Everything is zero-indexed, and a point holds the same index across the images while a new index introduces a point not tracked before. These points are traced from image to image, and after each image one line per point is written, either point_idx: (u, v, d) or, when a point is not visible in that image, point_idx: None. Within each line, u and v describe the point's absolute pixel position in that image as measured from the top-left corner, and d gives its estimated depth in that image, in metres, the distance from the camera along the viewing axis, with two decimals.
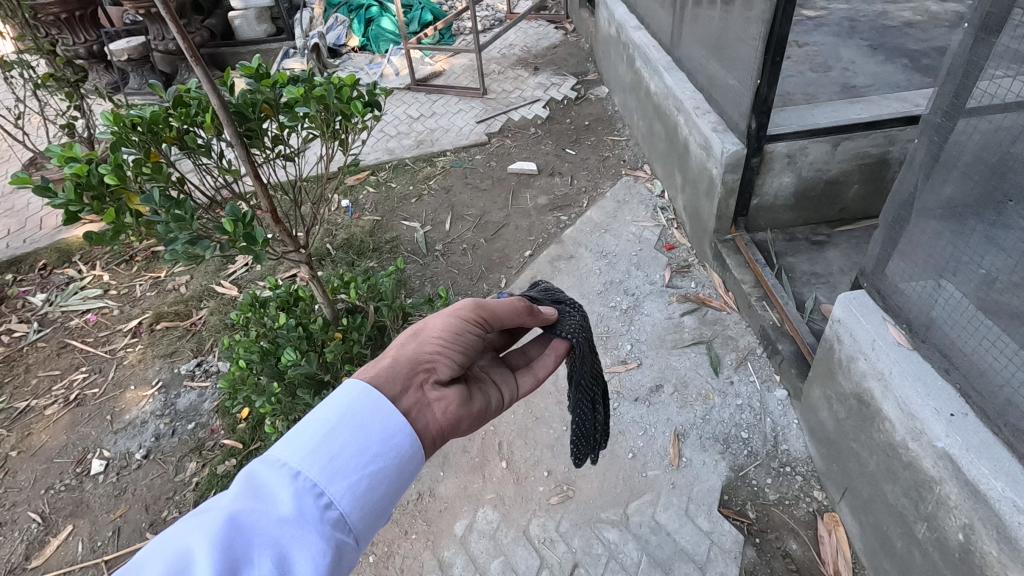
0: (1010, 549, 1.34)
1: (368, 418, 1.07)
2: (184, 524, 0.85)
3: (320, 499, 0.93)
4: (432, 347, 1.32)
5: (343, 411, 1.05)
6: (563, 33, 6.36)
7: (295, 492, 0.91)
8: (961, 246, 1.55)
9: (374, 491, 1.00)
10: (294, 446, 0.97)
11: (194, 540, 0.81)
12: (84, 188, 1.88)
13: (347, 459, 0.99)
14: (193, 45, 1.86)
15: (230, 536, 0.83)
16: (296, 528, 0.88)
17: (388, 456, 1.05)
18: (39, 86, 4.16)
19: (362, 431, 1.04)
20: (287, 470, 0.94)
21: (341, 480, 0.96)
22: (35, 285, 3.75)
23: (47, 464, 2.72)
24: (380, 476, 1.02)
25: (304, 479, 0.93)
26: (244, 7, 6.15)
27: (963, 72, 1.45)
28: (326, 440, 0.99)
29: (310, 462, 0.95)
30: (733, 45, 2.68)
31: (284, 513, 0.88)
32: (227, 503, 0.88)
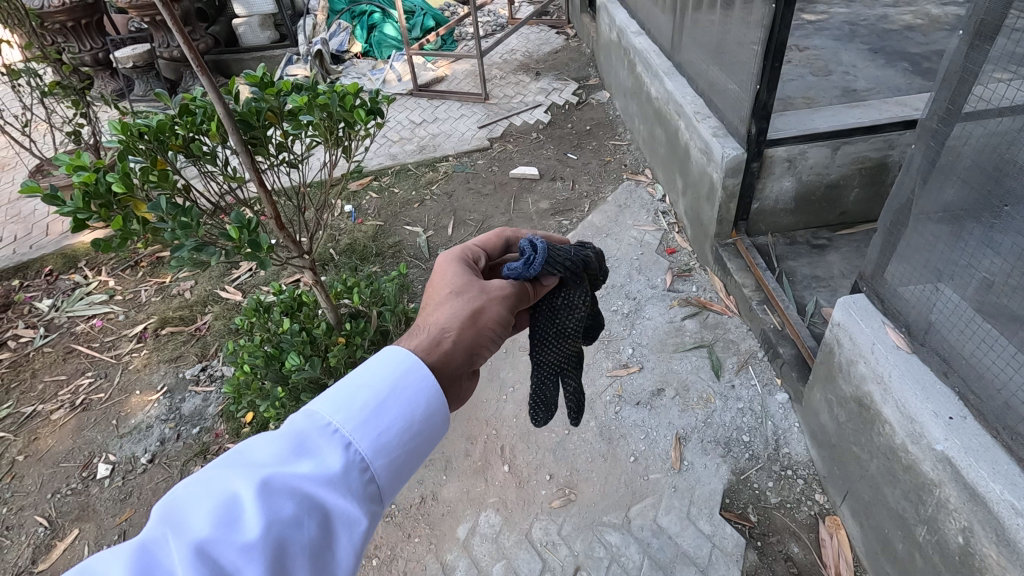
0: (1009, 551, 1.35)
1: (419, 390, 1.00)
2: (229, 471, 0.83)
3: (364, 472, 0.89)
4: (486, 334, 1.27)
5: (395, 381, 0.99)
6: (565, 38, 6.40)
7: (341, 461, 0.87)
8: (958, 250, 1.56)
9: (414, 467, 0.96)
10: (344, 411, 0.91)
11: (240, 492, 0.80)
12: (92, 196, 1.91)
13: (396, 435, 0.94)
14: (199, 54, 1.89)
15: (275, 496, 0.81)
16: (339, 497, 0.85)
17: (432, 432, 1.00)
18: (46, 94, 4.22)
19: (414, 406, 0.98)
20: (336, 435, 0.89)
21: (385, 455, 0.92)
22: (41, 290, 3.79)
23: (54, 468, 2.74)
24: (423, 453, 0.98)
25: (352, 450, 0.89)
26: (247, 14, 6.25)
27: (959, 78, 1.47)
28: (376, 412, 0.93)
29: (360, 433, 0.90)
30: (732, 50, 2.70)
31: (328, 481, 0.85)
32: (273, 459, 0.84)
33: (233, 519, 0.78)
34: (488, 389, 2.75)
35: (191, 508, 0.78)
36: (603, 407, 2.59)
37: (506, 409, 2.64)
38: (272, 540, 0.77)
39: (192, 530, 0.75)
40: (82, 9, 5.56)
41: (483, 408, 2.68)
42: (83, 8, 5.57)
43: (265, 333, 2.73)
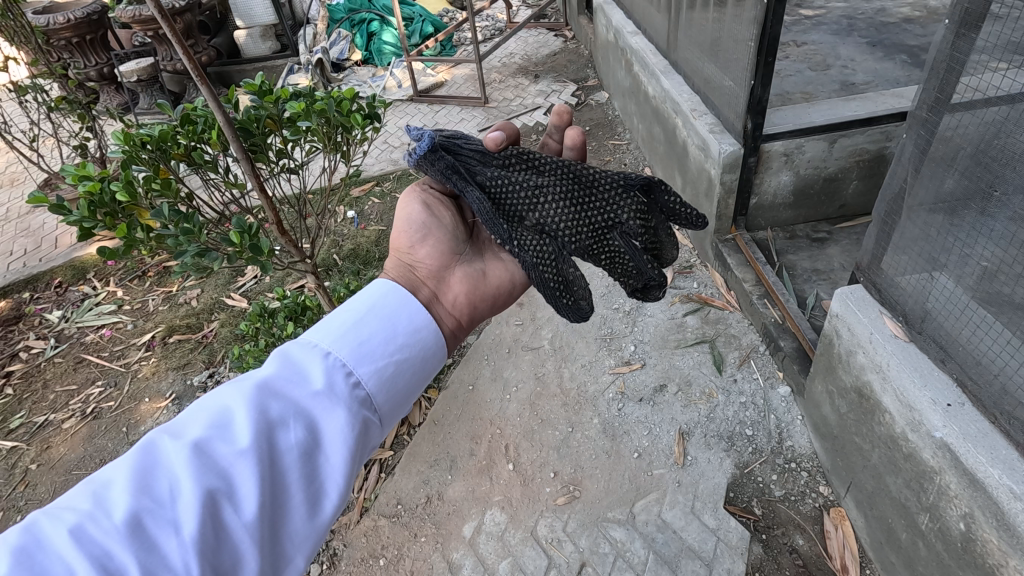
0: (1009, 536, 1.35)
1: (393, 307, 1.08)
2: (220, 385, 0.88)
3: (348, 378, 0.93)
4: (410, 245, 1.36)
5: (372, 303, 1.06)
6: (563, 41, 6.43)
7: (325, 369, 0.92)
8: (951, 238, 1.57)
9: (399, 378, 1.01)
10: (324, 329, 0.97)
11: (230, 399, 0.84)
12: (97, 205, 1.96)
13: (375, 344, 1.00)
14: (198, 64, 1.91)
15: (265, 400, 0.85)
16: (326, 402, 0.89)
17: (414, 346, 1.06)
18: (53, 109, 4.29)
19: (389, 319, 1.05)
20: (318, 349, 0.94)
21: (368, 364, 0.97)
22: (51, 302, 3.84)
23: (66, 476, 2.78)
24: (410, 364, 1.04)
25: (334, 359, 0.94)
26: (248, 26, 6.36)
27: (946, 68, 1.49)
28: (354, 326, 1.00)
29: (340, 344, 0.96)
30: (727, 47, 2.72)
31: (314, 388, 0.89)
32: (260, 371, 0.90)
33: (225, 423, 0.82)
34: (492, 389, 2.77)
35: (185, 416, 0.83)
36: (606, 404, 2.60)
37: (510, 408, 2.66)
38: (262, 437, 0.82)
39: (186, 432, 0.80)
40: (87, 26, 5.66)
41: (486, 407, 2.70)
42: (87, 24, 5.67)
43: (270, 338, 2.76)
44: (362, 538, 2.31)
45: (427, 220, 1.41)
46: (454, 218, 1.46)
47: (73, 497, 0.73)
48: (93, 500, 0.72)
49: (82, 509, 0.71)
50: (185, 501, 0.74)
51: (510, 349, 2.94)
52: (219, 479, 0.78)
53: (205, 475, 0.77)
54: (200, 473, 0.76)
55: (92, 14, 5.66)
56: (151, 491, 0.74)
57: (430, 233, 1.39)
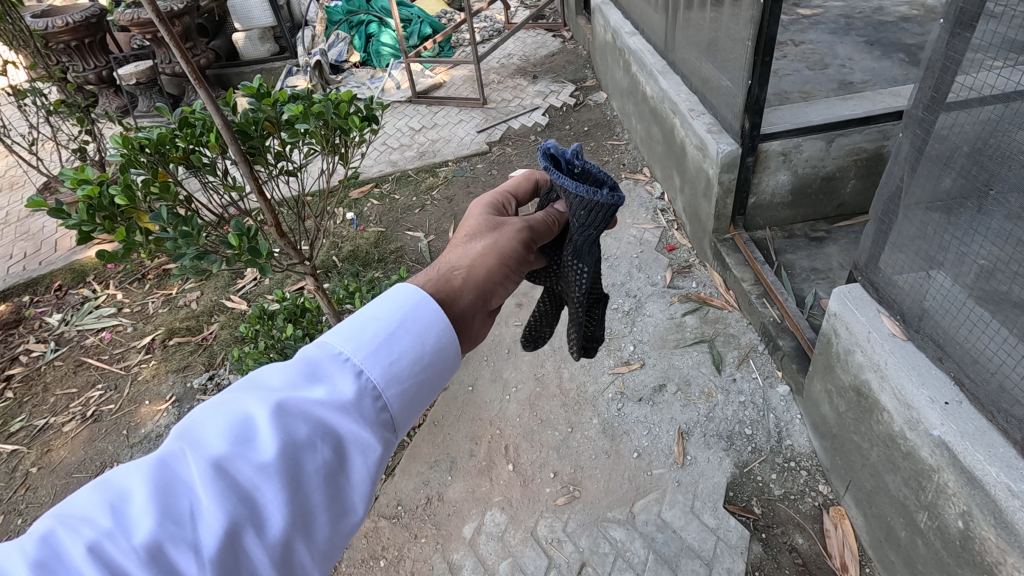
0: (1007, 534, 1.35)
1: (426, 322, 1.01)
2: (242, 394, 0.83)
3: (376, 400, 0.89)
4: (496, 275, 1.26)
5: (404, 314, 0.99)
6: (561, 41, 6.43)
7: (354, 388, 0.87)
8: (947, 237, 1.57)
9: (424, 396, 0.96)
10: (355, 341, 0.91)
11: (255, 414, 0.80)
12: (96, 209, 1.96)
13: (406, 364, 0.94)
14: (196, 67, 1.91)
15: (293, 418, 0.81)
16: (353, 423, 0.85)
17: (438, 364, 1.00)
18: (52, 112, 4.30)
19: (421, 337, 0.98)
20: (347, 364, 0.89)
21: (396, 385, 0.92)
22: (50, 305, 3.85)
23: (67, 479, 2.79)
24: (435, 383, 0.99)
25: (363, 379, 0.89)
26: (247, 28, 6.43)
27: (941, 67, 1.49)
28: (386, 341, 0.94)
29: (371, 362, 0.90)
30: (724, 46, 2.72)
31: (342, 408, 0.85)
32: (286, 382, 0.84)
33: (249, 439, 0.78)
34: (492, 390, 2.78)
35: (206, 427, 0.78)
36: (605, 404, 2.61)
37: (510, 408, 2.67)
38: (287, 458, 0.78)
39: (209, 448, 0.76)
40: (86, 29, 5.67)
41: (486, 408, 2.70)
42: (86, 27, 5.68)
43: (270, 340, 2.76)
44: (363, 539, 2.32)
45: (519, 266, 1.33)
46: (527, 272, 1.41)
47: (90, 509, 0.69)
48: (113, 516, 0.69)
49: (101, 525, 0.67)
50: (208, 523, 0.71)
51: (510, 349, 2.94)
52: (242, 500, 0.74)
53: (228, 497, 0.73)
54: (223, 495, 0.73)
55: (90, 17, 5.67)
56: (171, 511, 0.71)
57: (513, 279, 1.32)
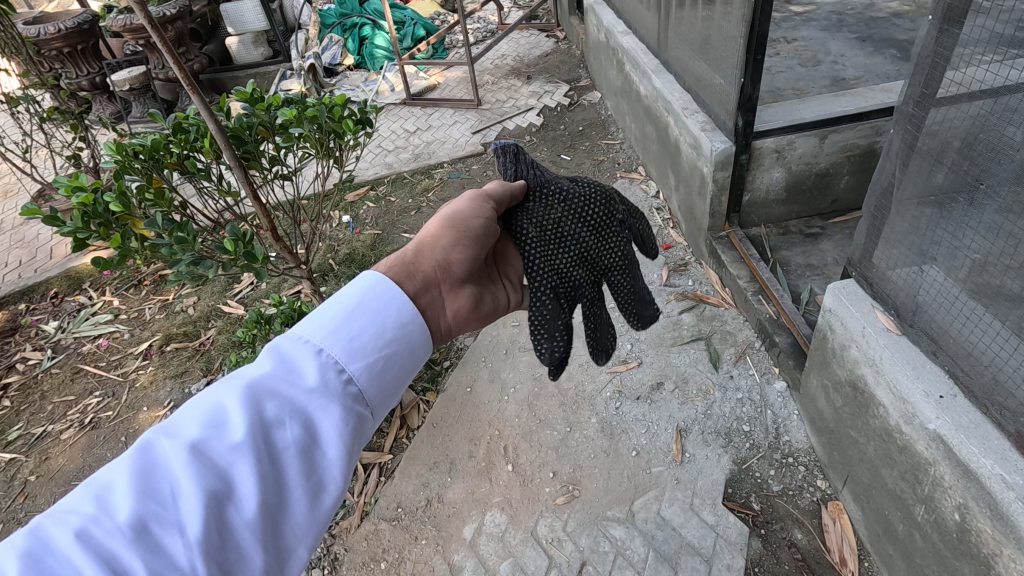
0: (1003, 526, 1.36)
1: (386, 301, 1.01)
2: (214, 384, 0.84)
3: (341, 374, 0.89)
4: (449, 242, 1.27)
5: (362, 294, 1.00)
6: (555, 41, 6.45)
7: (319, 366, 0.88)
8: (939, 231, 1.59)
9: (393, 373, 0.97)
10: (316, 323, 0.92)
11: (223, 397, 0.80)
12: (90, 216, 1.96)
13: (367, 339, 0.94)
14: (189, 73, 1.91)
15: (259, 398, 0.81)
16: (322, 399, 0.85)
17: (404, 338, 1.00)
18: (45, 120, 4.28)
19: (380, 313, 0.99)
20: (309, 345, 0.89)
21: (361, 358, 0.92)
22: (47, 313, 3.84)
23: (66, 487, 2.78)
24: (402, 357, 0.99)
25: (326, 356, 0.89)
26: (240, 33, 6.39)
27: (931, 63, 1.50)
28: (346, 319, 0.94)
29: (332, 339, 0.91)
30: (716, 45, 2.73)
31: (309, 385, 0.85)
32: (252, 368, 0.85)
33: (220, 421, 0.79)
34: (490, 390, 2.78)
35: (179, 416, 0.79)
36: (603, 403, 2.61)
37: (508, 409, 2.67)
38: (258, 435, 0.79)
39: (182, 433, 0.76)
40: (78, 35, 5.63)
41: (485, 409, 2.70)
42: (78, 33, 5.65)
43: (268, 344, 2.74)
44: (363, 542, 2.32)
45: (481, 233, 1.33)
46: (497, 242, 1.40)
47: (73, 501, 0.69)
48: (95, 503, 0.69)
49: (85, 513, 0.67)
50: (188, 502, 0.71)
51: (508, 350, 2.95)
52: (219, 479, 0.74)
53: (205, 476, 0.73)
54: (201, 473, 0.73)
55: (82, 23, 5.65)
56: (152, 495, 0.71)
57: (475, 245, 1.31)
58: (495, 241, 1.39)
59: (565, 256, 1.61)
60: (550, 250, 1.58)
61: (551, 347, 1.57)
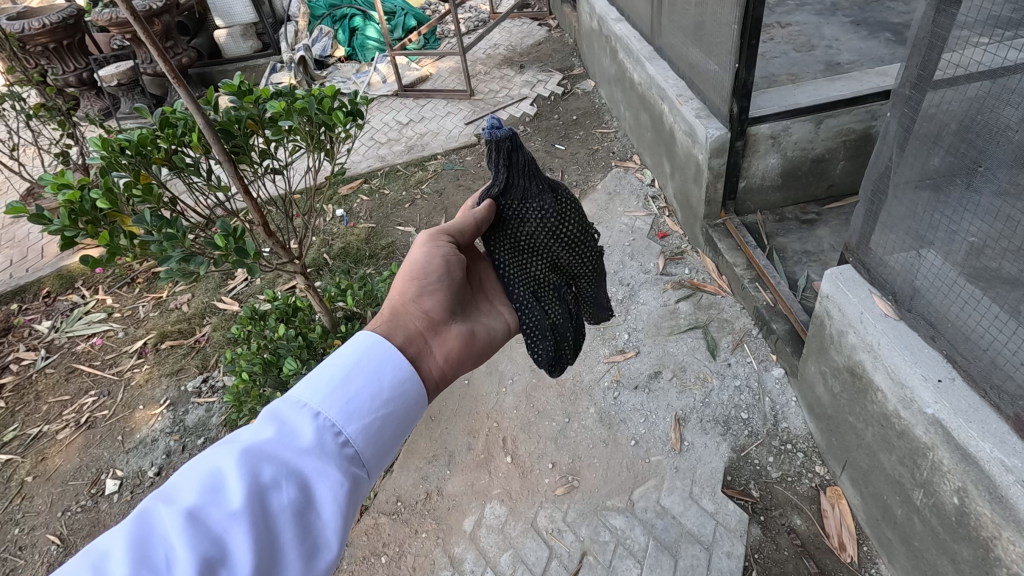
0: (1002, 508, 1.36)
1: (380, 363, 1.12)
2: (213, 451, 0.90)
3: (337, 437, 0.98)
4: (415, 293, 1.41)
5: (357, 358, 1.10)
6: (547, 29, 6.38)
7: (315, 429, 0.96)
8: (936, 215, 1.57)
9: (386, 432, 1.05)
10: (312, 388, 1.02)
11: (222, 462, 0.87)
12: (78, 214, 1.92)
13: (362, 400, 1.04)
14: (174, 66, 1.87)
15: (257, 462, 0.89)
16: (318, 461, 0.93)
17: (397, 399, 1.10)
18: (32, 117, 4.22)
19: (374, 375, 1.09)
20: (307, 410, 0.98)
21: (356, 420, 1.01)
22: (39, 313, 3.81)
23: (63, 487, 2.77)
24: (396, 417, 1.08)
25: (324, 419, 0.98)
26: (229, 25, 6.35)
27: (928, 45, 1.48)
28: (342, 383, 1.04)
29: (328, 403, 1.00)
30: (710, 31, 2.70)
31: (304, 447, 0.93)
32: (252, 434, 0.93)
33: (218, 486, 0.85)
34: (488, 383, 2.77)
35: (179, 484, 0.85)
36: (601, 393, 2.61)
37: (506, 400, 2.66)
38: (254, 500, 0.85)
39: (180, 499, 0.82)
40: (64, 30, 5.54)
41: (483, 401, 2.69)
42: (64, 29, 5.56)
43: (263, 340, 2.69)
44: (363, 537, 2.32)
45: (442, 273, 1.46)
46: (463, 273, 1.52)
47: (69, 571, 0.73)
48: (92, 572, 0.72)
49: None
50: (182, 567, 0.76)
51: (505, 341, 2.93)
52: (214, 544, 0.79)
53: (201, 541, 0.78)
54: (196, 538, 0.78)
55: (68, 18, 5.55)
56: (149, 562, 0.76)
57: (441, 285, 1.45)
58: (458, 275, 1.50)
59: (538, 264, 1.69)
60: (521, 259, 1.67)
61: (542, 350, 1.66)
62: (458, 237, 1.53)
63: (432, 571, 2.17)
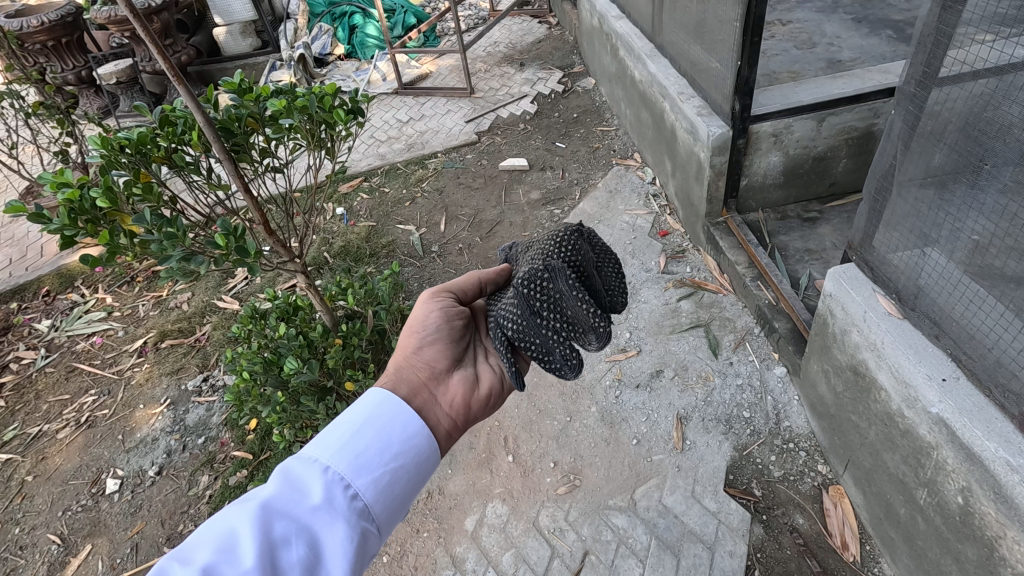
0: (1007, 508, 1.36)
1: (388, 417, 1.16)
2: (227, 509, 0.92)
3: (347, 491, 1.01)
4: (417, 346, 1.44)
5: (367, 413, 1.14)
6: (547, 27, 6.37)
7: (325, 484, 0.99)
8: (941, 214, 1.57)
9: (396, 485, 1.08)
10: (323, 445, 1.05)
11: (236, 520, 0.89)
12: (77, 213, 1.90)
13: (371, 455, 1.07)
14: (174, 64, 1.85)
15: (269, 520, 0.91)
16: (328, 517, 0.95)
17: (407, 452, 1.13)
18: (31, 115, 4.21)
19: (383, 430, 1.13)
20: (318, 465, 1.01)
21: (366, 475, 1.04)
22: (39, 312, 3.80)
23: (63, 487, 2.76)
24: (405, 471, 1.11)
25: (333, 473, 1.01)
26: (227, 23, 6.31)
27: (933, 42, 1.47)
28: (351, 438, 1.07)
29: (338, 458, 1.03)
30: (712, 28, 2.69)
31: (315, 504, 0.96)
32: (265, 492, 0.95)
33: (232, 545, 0.86)
34: None
35: (193, 545, 0.86)
36: (603, 392, 2.60)
37: (508, 399, 2.65)
38: (267, 557, 0.86)
39: (196, 559, 0.83)
40: (62, 28, 5.50)
41: None
42: (62, 26, 5.51)
43: (263, 339, 2.68)
44: None
45: (442, 324, 1.50)
46: (465, 321, 1.55)
47: None
48: None
49: None
50: None
51: None
52: None
53: None
54: None
55: (66, 16, 5.50)
56: None
57: (441, 334, 1.48)
58: (458, 324, 1.53)
59: None
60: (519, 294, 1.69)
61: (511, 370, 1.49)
62: (460, 293, 1.60)
63: (434, 571, 2.17)
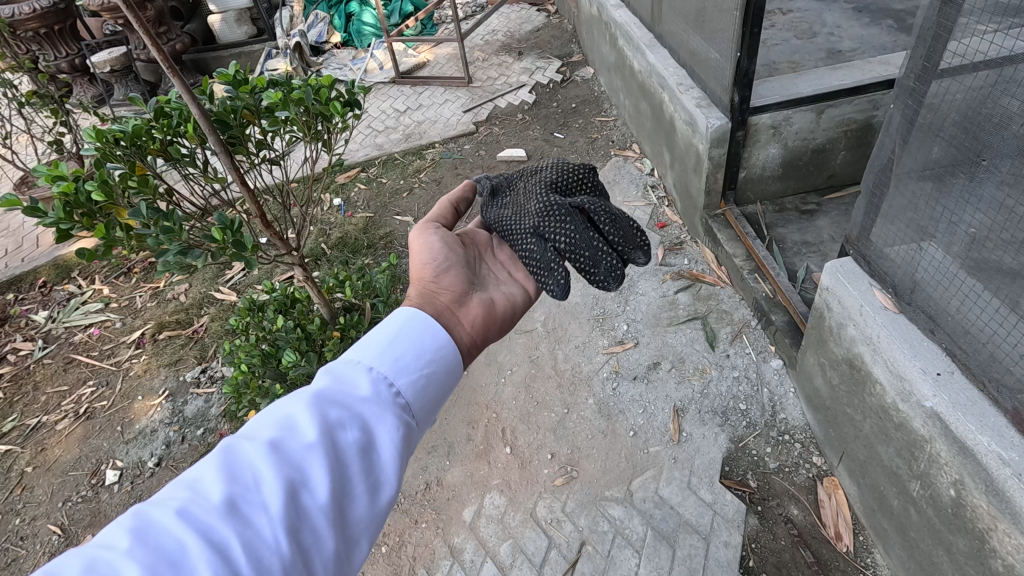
0: (998, 501, 1.38)
1: (426, 327, 1.13)
2: (283, 396, 0.91)
3: (392, 387, 0.98)
4: (431, 274, 1.41)
5: (402, 324, 1.11)
6: (546, 15, 6.31)
7: (372, 379, 0.97)
8: (938, 209, 1.57)
9: (435, 387, 1.05)
10: (365, 347, 1.02)
11: (293, 404, 0.88)
12: (73, 206, 1.89)
13: (411, 357, 1.04)
14: (168, 55, 1.83)
15: (326, 404, 0.89)
16: (377, 406, 0.93)
17: (444, 359, 1.10)
18: (24, 104, 4.17)
19: (421, 338, 1.09)
20: (364, 363, 0.99)
21: (407, 375, 1.01)
22: (36, 303, 3.79)
23: (62, 478, 2.77)
24: (445, 374, 1.08)
25: (379, 372, 0.99)
26: (222, 10, 6.23)
27: (933, 35, 1.46)
28: (391, 342, 1.05)
29: (381, 358, 1.01)
30: (711, 18, 2.67)
31: (364, 394, 0.93)
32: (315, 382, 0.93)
33: (292, 423, 0.85)
34: (486, 373, 2.77)
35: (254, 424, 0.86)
36: (600, 383, 2.62)
37: (506, 391, 2.67)
38: (325, 434, 0.85)
39: (260, 434, 0.83)
40: (55, 15, 5.46)
41: (482, 392, 2.70)
42: (55, 13, 5.47)
43: (260, 332, 2.67)
44: None
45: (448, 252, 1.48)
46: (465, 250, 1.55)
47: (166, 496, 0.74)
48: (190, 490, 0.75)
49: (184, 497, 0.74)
50: (269, 490, 0.77)
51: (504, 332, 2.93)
52: (294, 470, 0.81)
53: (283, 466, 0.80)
54: (279, 465, 0.80)
55: (59, 3, 5.45)
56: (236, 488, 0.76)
57: (451, 262, 1.46)
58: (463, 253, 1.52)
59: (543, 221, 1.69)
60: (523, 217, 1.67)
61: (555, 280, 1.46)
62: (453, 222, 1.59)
63: (433, 561, 2.19)
